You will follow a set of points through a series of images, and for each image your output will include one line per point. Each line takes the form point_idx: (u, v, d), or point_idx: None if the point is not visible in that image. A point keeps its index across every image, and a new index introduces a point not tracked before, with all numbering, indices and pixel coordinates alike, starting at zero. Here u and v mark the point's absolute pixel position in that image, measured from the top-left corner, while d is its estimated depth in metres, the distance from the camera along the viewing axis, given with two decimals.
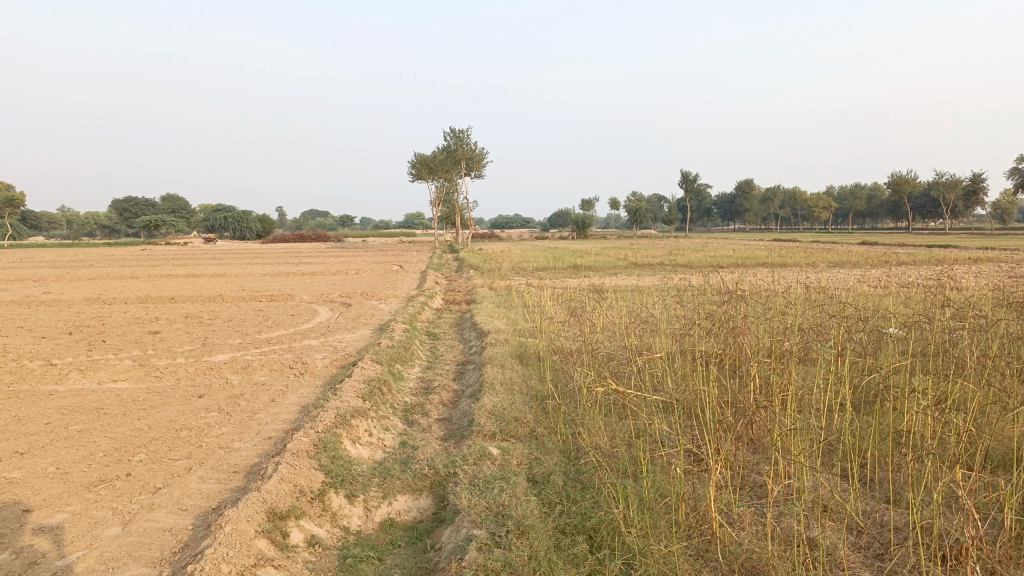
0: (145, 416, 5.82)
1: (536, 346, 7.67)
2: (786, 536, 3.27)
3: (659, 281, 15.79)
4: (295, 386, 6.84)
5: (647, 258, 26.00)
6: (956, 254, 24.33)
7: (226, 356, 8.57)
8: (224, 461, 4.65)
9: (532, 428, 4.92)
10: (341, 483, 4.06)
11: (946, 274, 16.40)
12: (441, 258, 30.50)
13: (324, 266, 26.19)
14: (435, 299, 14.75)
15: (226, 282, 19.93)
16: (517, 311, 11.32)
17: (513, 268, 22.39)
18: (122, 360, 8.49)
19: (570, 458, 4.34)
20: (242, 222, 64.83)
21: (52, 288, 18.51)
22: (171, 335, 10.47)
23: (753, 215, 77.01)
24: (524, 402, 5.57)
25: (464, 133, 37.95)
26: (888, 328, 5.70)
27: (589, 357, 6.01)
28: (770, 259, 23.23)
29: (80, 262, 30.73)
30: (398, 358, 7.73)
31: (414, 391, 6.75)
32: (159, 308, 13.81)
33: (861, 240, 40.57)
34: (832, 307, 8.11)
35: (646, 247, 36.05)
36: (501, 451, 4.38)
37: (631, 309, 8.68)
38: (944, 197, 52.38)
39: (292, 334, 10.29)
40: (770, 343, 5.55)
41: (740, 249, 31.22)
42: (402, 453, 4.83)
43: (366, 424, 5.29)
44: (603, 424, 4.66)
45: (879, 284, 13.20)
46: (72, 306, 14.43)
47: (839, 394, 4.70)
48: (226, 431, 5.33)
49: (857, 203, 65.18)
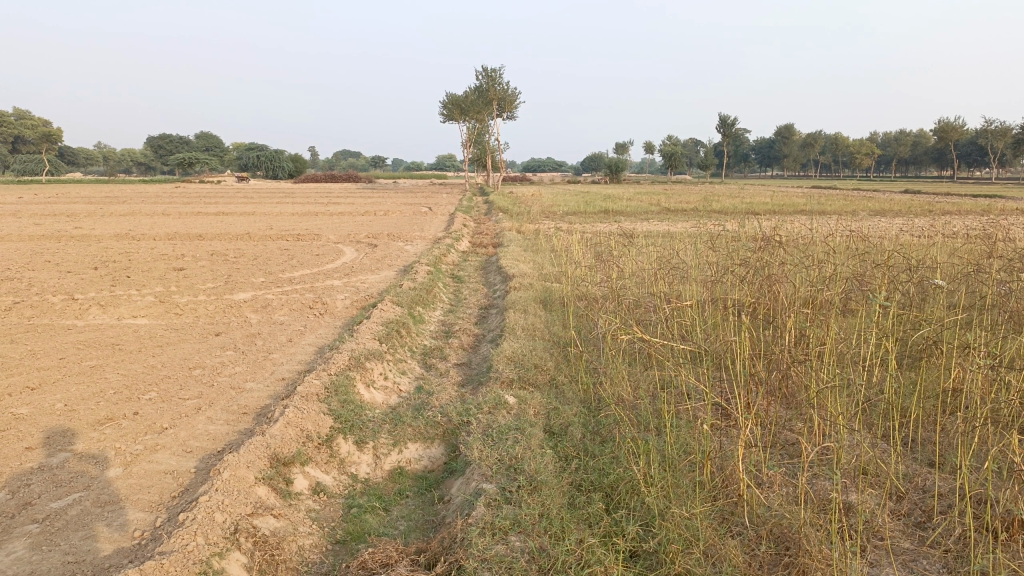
0: (161, 353, 5.73)
1: (562, 291, 7.41)
2: (819, 500, 3.04)
3: (693, 226, 15.36)
4: (314, 326, 6.70)
5: (680, 203, 25.39)
6: (1006, 205, 23.28)
7: (248, 294, 8.47)
8: (234, 402, 4.52)
9: (552, 376, 4.71)
10: (351, 428, 3.89)
11: (995, 226, 15.69)
12: (471, 201, 30.09)
13: (353, 207, 26.04)
14: (462, 242, 14.48)
15: (255, 220, 19.89)
16: (545, 256, 11.06)
17: (544, 212, 22.01)
18: (144, 296, 8.43)
19: (591, 408, 4.13)
20: (274, 161, 64.83)
21: (85, 223, 18.61)
22: (196, 271, 10.42)
23: (792, 162, 75.02)
24: (545, 349, 5.36)
25: (497, 72, 37.16)
26: (934, 278, 5.37)
27: (614, 304, 5.75)
28: (809, 207, 22.49)
29: (114, 198, 31.00)
30: (419, 300, 7.54)
31: (434, 335, 6.58)
32: (186, 245, 13.80)
33: (904, 189, 39.20)
34: (875, 256, 7.70)
35: (681, 193, 35.31)
36: (518, 399, 4.17)
37: (662, 255, 8.35)
38: (993, 147, 50.31)
39: (315, 274, 10.17)
40: (808, 293, 5.24)
41: (776, 196, 30.38)
42: (416, 398, 4.68)
43: (382, 367, 5.14)
44: (626, 374, 4.43)
45: (925, 234, 12.63)
46: (102, 242, 14.51)
47: (881, 348, 4.39)
48: (239, 370, 5.22)
49: (901, 150, 63.05)
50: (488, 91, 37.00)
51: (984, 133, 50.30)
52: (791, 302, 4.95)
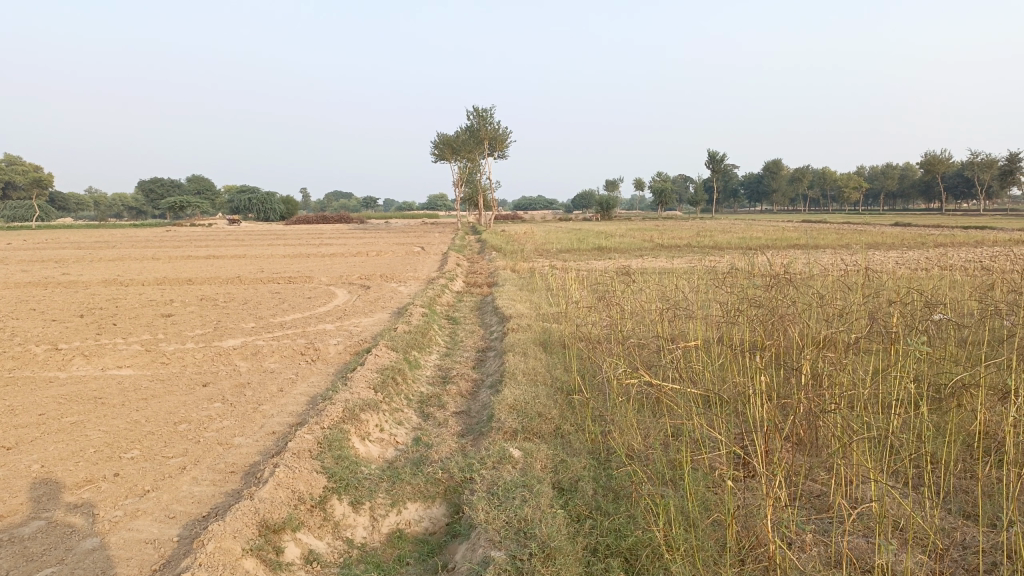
0: (145, 407, 5.46)
1: (562, 333, 7.20)
2: (855, 562, 2.80)
3: (688, 262, 15.24)
4: (305, 374, 6.46)
5: (673, 239, 25.35)
6: (997, 236, 23.31)
7: (237, 341, 8.22)
8: (222, 460, 4.27)
9: (557, 425, 4.47)
10: (345, 488, 3.64)
11: (990, 257, 15.63)
12: (463, 240, 30.01)
13: (345, 248, 25.93)
14: (456, 282, 14.29)
15: (245, 263, 19.67)
16: (541, 295, 10.87)
17: (537, 250, 21.89)
18: (130, 345, 8.16)
19: (601, 461, 3.89)
20: (266, 203, 64.87)
21: (72, 270, 18.33)
22: (184, 318, 10.16)
23: (780, 197, 75.56)
24: (548, 396, 5.12)
25: (487, 112, 37.39)
26: (948, 314, 5.19)
27: (618, 345, 5.54)
28: (802, 241, 22.45)
29: (103, 243, 30.73)
30: (415, 344, 7.31)
31: (431, 381, 6.34)
32: (175, 290, 13.55)
33: (893, 222, 39.45)
34: (878, 291, 7.54)
35: (673, 229, 35.44)
36: (524, 452, 3.93)
37: (662, 293, 8.16)
38: (978, 179, 50.79)
39: (307, 318, 9.93)
40: (820, 333, 5.05)
41: (768, 230, 30.45)
42: (414, 452, 4.42)
43: (378, 418, 4.89)
44: (636, 422, 4.20)
45: (923, 266, 12.52)
46: (89, 288, 14.24)
47: (901, 389, 4.18)
48: (227, 424, 4.96)
49: (888, 183, 63.66)
50: (479, 131, 37.19)
51: (969, 165, 50.84)
52: (803, 344, 4.75)
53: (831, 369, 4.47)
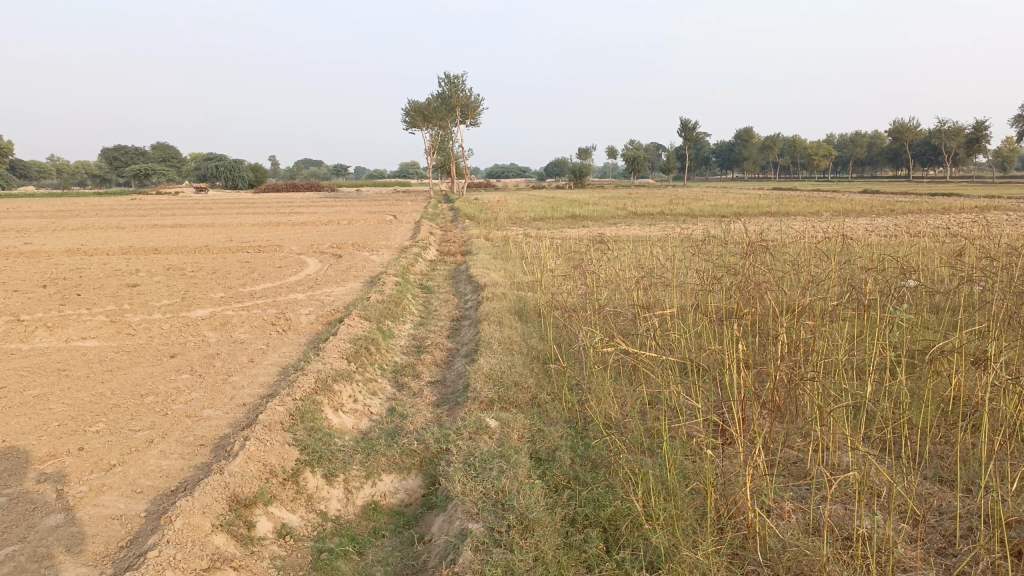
0: (111, 379, 5.32)
1: (537, 301, 7.14)
2: (832, 529, 2.81)
3: (662, 230, 15.22)
4: (277, 344, 6.34)
5: (646, 206, 25.36)
6: (965, 203, 23.62)
7: (206, 311, 8.05)
8: (191, 432, 4.17)
9: (534, 395, 4.43)
10: (318, 460, 3.57)
11: (958, 224, 15.83)
12: (436, 208, 29.77)
13: (316, 217, 25.55)
14: (429, 250, 14.14)
15: (214, 232, 19.29)
16: (515, 264, 10.79)
17: (511, 218, 21.74)
18: (95, 316, 7.96)
19: (579, 429, 3.86)
20: (234, 171, 63.73)
21: (34, 239, 17.86)
22: (151, 288, 9.94)
23: (752, 165, 75.90)
24: (524, 365, 5.07)
25: (459, 78, 36.83)
26: (921, 281, 5.22)
27: (594, 313, 5.49)
28: (774, 209, 22.56)
29: (67, 212, 29.98)
30: (388, 313, 7.21)
31: (405, 350, 6.26)
32: (142, 259, 13.25)
33: (862, 189, 39.81)
34: (852, 258, 7.56)
35: (646, 197, 35.45)
36: (500, 422, 3.88)
37: (637, 261, 8.12)
38: (945, 147, 51.36)
39: (278, 287, 9.76)
40: (795, 300, 5.05)
41: (740, 198, 30.55)
42: (389, 422, 4.36)
43: (351, 389, 4.81)
44: (613, 390, 4.17)
45: (894, 233, 12.63)
46: (52, 258, 13.87)
47: (877, 356, 4.19)
48: (196, 396, 4.84)
49: (858, 151, 64.20)
50: (451, 97, 36.70)
51: (937, 133, 51.35)
52: (778, 311, 4.75)
53: (807, 336, 4.47)
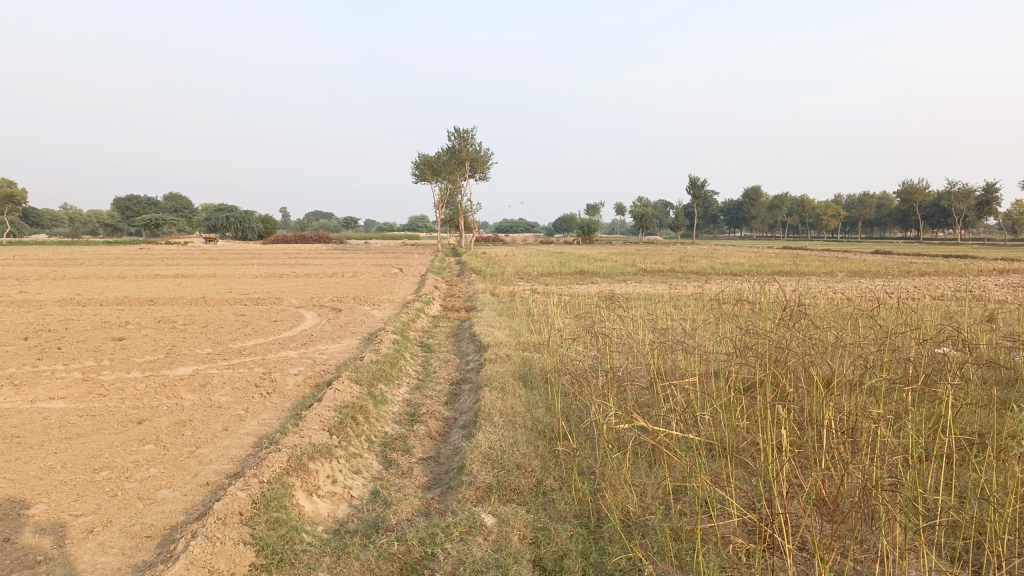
0: (66, 449, 4.73)
1: (544, 366, 6.55)
2: None
3: (673, 288, 14.68)
4: (257, 409, 5.77)
5: (655, 263, 24.90)
6: (983, 265, 23.07)
7: (188, 369, 7.48)
8: (139, 520, 3.59)
9: (539, 480, 3.84)
10: (278, 565, 2.96)
11: (981, 287, 15.16)
12: (443, 262, 29.39)
13: (321, 268, 25.23)
14: (432, 306, 13.59)
15: (215, 283, 18.85)
16: (521, 322, 10.25)
17: (518, 273, 21.28)
18: (69, 373, 7.41)
19: (592, 529, 3.27)
20: (243, 223, 63.88)
21: (30, 288, 17.44)
22: (136, 342, 9.40)
23: (760, 223, 75.71)
24: (528, 442, 4.47)
25: (469, 133, 36.87)
26: (974, 354, 4.64)
27: (607, 381, 4.91)
28: (786, 268, 22.05)
29: (69, 260, 29.67)
30: (382, 376, 6.65)
31: (398, 419, 5.67)
32: (135, 311, 12.76)
33: (874, 250, 39.25)
34: (882, 324, 6.99)
35: (655, 253, 35.06)
36: (498, 518, 3.27)
37: (651, 323, 7.58)
38: (954, 209, 51.05)
39: (269, 344, 9.22)
40: (836, 374, 4.50)
41: (749, 256, 30.18)
42: (370, 511, 3.76)
43: (330, 468, 4.22)
44: (630, 479, 3.60)
45: (918, 295, 12.03)
46: (42, 307, 13.38)
47: (938, 445, 3.58)
48: (155, 473, 4.27)
49: (867, 212, 63.88)
50: (460, 152, 36.62)
51: (947, 195, 51.04)
52: (816, 388, 4.17)
53: (856, 417, 3.90)
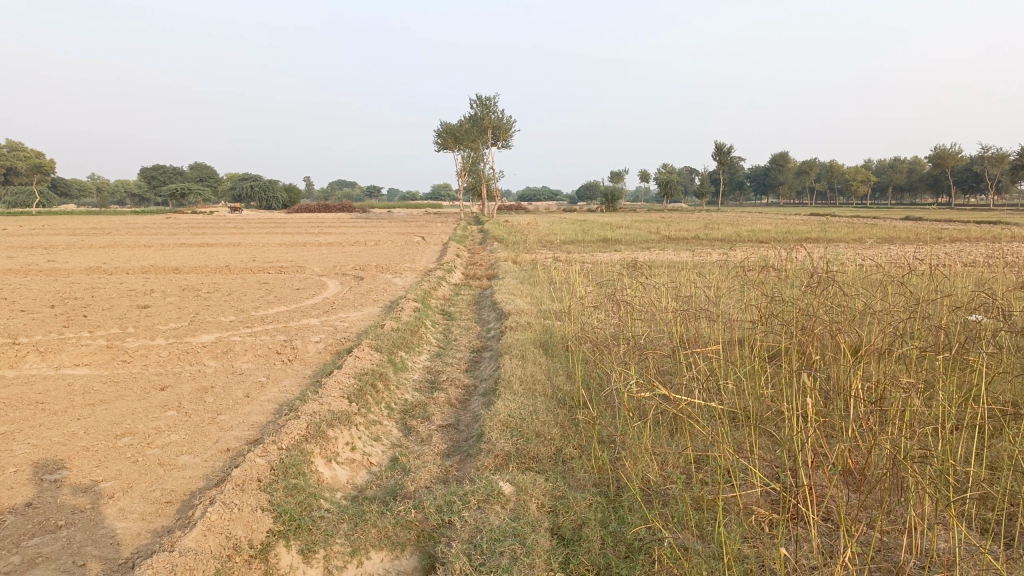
0: (89, 415, 4.77)
1: (565, 333, 6.49)
2: None
3: (698, 256, 14.49)
4: (278, 376, 5.78)
5: (680, 231, 24.60)
6: (1017, 232, 22.48)
7: (211, 337, 7.52)
8: (159, 485, 3.61)
9: (558, 448, 3.80)
10: (295, 532, 2.95)
11: (1016, 253, 14.78)
12: (465, 230, 29.31)
13: (345, 237, 25.24)
14: (454, 274, 13.55)
15: (238, 252, 18.94)
16: (543, 290, 10.18)
17: (540, 241, 21.15)
18: (94, 340, 7.49)
19: (611, 498, 3.22)
20: (267, 192, 64.15)
21: (58, 256, 17.67)
22: (161, 310, 9.47)
23: (787, 190, 74.55)
24: (548, 409, 4.42)
25: (492, 100, 36.51)
26: (1009, 321, 4.49)
27: (628, 349, 4.84)
28: (813, 235, 21.70)
29: (97, 229, 29.99)
30: (402, 344, 6.63)
31: (418, 386, 5.66)
32: (160, 279, 12.86)
33: (903, 217, 38.50)
34: (911, 290, 6.82)
35: (680, 220, 34.66)
36: (517, 486, 3.22)
37: (673, 291, 7.48)
38: (988, 174, 49.80)
39: (291, 311, 9.25)
40: (865, 342, 4.39)
41: (776, 224, 29.70)
42: (389, 477, 3.75)
43: (349, 435, 4.21)
44: (651, 447, 3.54)
45: (950, 262, 11.75)
46: (70, 276, 13.55)
47: (974, 414, 3.48)
48: (176, 439, 4.29)
49: (897, 177, 62.59)
50: (482, 119, 36.30)
51: (981, 160, 49.77)
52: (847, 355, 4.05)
53: (885, 386, 3.80)
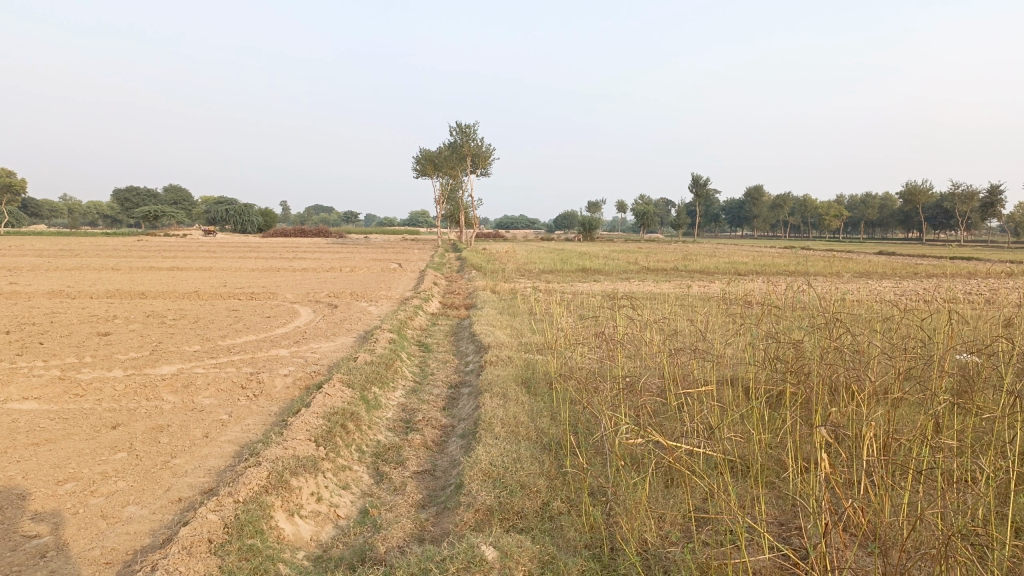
0: (31, 457, 4.35)
1: (548, 369, 6.17)
2: None
3: (678, 288, 14.25)
4: (242, 414, 5.39)
5: (658, 262, 24.47)
6: (991, 267, 22.65)
7: (173, 368, 7.09)
8: (100, 543, 3.21)
9: (546, 501, 3.48)
10: None
11: (992, 289, 14.80)
12: (442, 257, 28.98)
13: (320, 262, 24.79)
14: (431, 303, 13.20)
15: (209, 277, 18.40)
16: (521, 321, 9.85)
17: (519, 270, 20.86)
18: (47, 370, 7.03)
19: (605, 563, 2.90)
20: (242, 215, 63.49)
21: (20, 279, 17.02)
22: (122, 338, 8.99)
23: (762, 222, 75.39)
24: (533, 457, 4.10)
25: (471, 128, 36.43)
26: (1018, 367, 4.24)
27: (616, 390, 4.53)
28: (791, 268, 21.68)
29: (64, 251, 29.18)
30: (376, 379, 6.26)
31: (391, 427, 5.30)
32: (124, 305, 12.34)
33: (877, 251, 38.74)
34: (903, 327, 6.59)
35: (656, 251, 34.77)
36: (501, 551, 2.88)
37: (659, 326, 7.20)
38: (958, 211, 50.58)
39: (260, 341, 8.85)
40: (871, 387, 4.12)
41: (751, 257, 29.82)
42: (357, 534, 3.39)
43: (316, 484, 3.85)
44: (647, 504, 3.23)
45: (931, 297, 11.64)
46: (29, 300, 12.97)
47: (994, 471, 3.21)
48: (124, 486, 3.90)
49: (869, 212, 63.48)
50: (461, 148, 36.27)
51: (950, 197, 50.61)
52: (851, 403, 3.78)
53: (897, 436, 3.53)
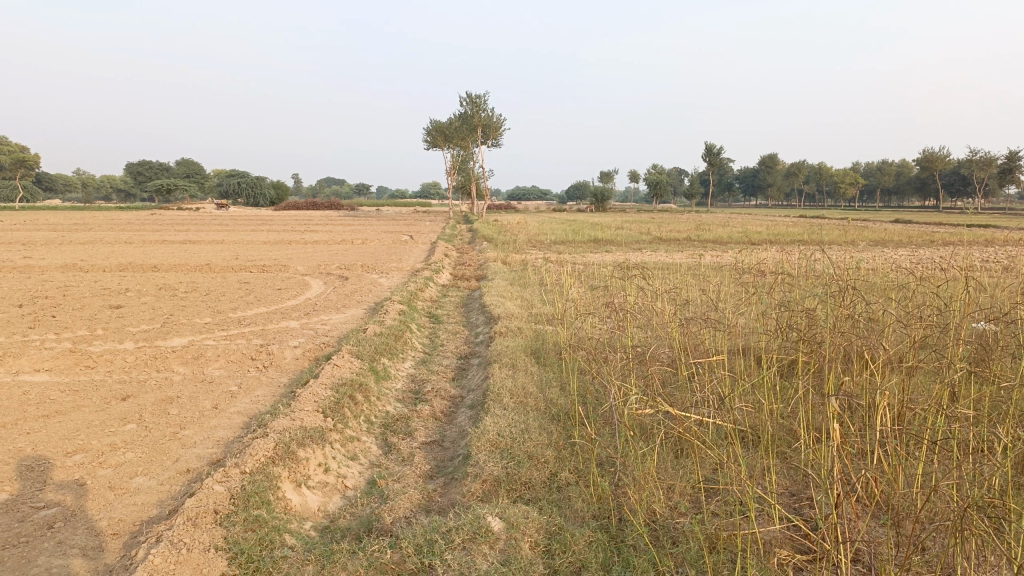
0: (41, 429, 4.37)
1: (557, 340, 6.13)
2: None
3: (690, 258, 14.12)
4: (251, 386, 5.39)
5: (670, 232, 24.28)
6: (1009, 235, 22.32)
7: (183, 340, 7.09)
8: (107, 514, 3.21)
9: (554, 472, 3.45)
10: None
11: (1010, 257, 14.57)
12: (454, 229, 28.93)
13: (331, 234, 24.77)
14: (441, 275, 13.16)
15: (221, 250, 18.41)
16: (532, 292, 9.78)
17: (530, 241, 20.75)
18: (59, 343, 7.06)
19: (613, 533, 2.87)
20: (254, 189, 63.50)
21: (34, 253, 17.10)
22: (133, 311, 9.01)
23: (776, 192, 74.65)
24: (541, 427, 4.07)
25: (481, 98, 36.10)
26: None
27: (626, 360, 4.48)
28: (804, 237, 21.43)
29: (79, 225, 29.32)
30: (385, 350, 6.24)
31: (401, 398, 5.27)
32: (136, 278, 12.37)
33: (893, 219, 38.26)
34: (918, 296, 6.47)
35: (669, 221, 34.53)
36: (507, 522, 2.85)
37: (670, 296, 7.13)
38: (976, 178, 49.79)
39: (270, 313, 8.85)
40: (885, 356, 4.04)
41: (764, 227, 29.55)
42: (364, 505, 3.38)
43: (324, 455, 3.83)
44: (656, 475, 3.19)
45: (947, 265, 11.45)
46: (42, 273, 13.03)
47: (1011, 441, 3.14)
48: (132, 457, 3.90)
49: (886, 179, 62.62)
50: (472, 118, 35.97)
51: (968, 164, 49.82)
52: (864, 373, 3.70)
53: (911, 406, 3.46)
